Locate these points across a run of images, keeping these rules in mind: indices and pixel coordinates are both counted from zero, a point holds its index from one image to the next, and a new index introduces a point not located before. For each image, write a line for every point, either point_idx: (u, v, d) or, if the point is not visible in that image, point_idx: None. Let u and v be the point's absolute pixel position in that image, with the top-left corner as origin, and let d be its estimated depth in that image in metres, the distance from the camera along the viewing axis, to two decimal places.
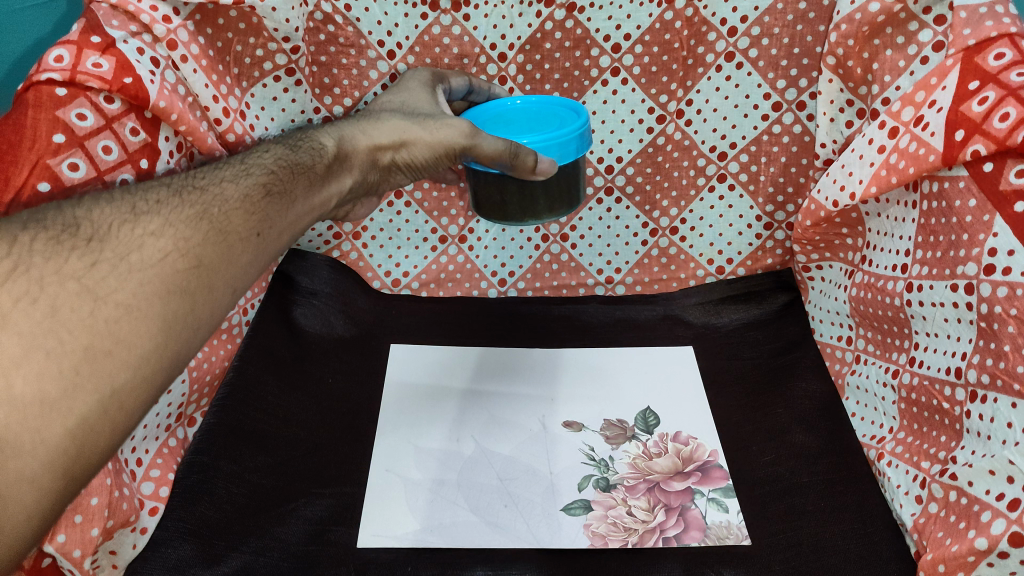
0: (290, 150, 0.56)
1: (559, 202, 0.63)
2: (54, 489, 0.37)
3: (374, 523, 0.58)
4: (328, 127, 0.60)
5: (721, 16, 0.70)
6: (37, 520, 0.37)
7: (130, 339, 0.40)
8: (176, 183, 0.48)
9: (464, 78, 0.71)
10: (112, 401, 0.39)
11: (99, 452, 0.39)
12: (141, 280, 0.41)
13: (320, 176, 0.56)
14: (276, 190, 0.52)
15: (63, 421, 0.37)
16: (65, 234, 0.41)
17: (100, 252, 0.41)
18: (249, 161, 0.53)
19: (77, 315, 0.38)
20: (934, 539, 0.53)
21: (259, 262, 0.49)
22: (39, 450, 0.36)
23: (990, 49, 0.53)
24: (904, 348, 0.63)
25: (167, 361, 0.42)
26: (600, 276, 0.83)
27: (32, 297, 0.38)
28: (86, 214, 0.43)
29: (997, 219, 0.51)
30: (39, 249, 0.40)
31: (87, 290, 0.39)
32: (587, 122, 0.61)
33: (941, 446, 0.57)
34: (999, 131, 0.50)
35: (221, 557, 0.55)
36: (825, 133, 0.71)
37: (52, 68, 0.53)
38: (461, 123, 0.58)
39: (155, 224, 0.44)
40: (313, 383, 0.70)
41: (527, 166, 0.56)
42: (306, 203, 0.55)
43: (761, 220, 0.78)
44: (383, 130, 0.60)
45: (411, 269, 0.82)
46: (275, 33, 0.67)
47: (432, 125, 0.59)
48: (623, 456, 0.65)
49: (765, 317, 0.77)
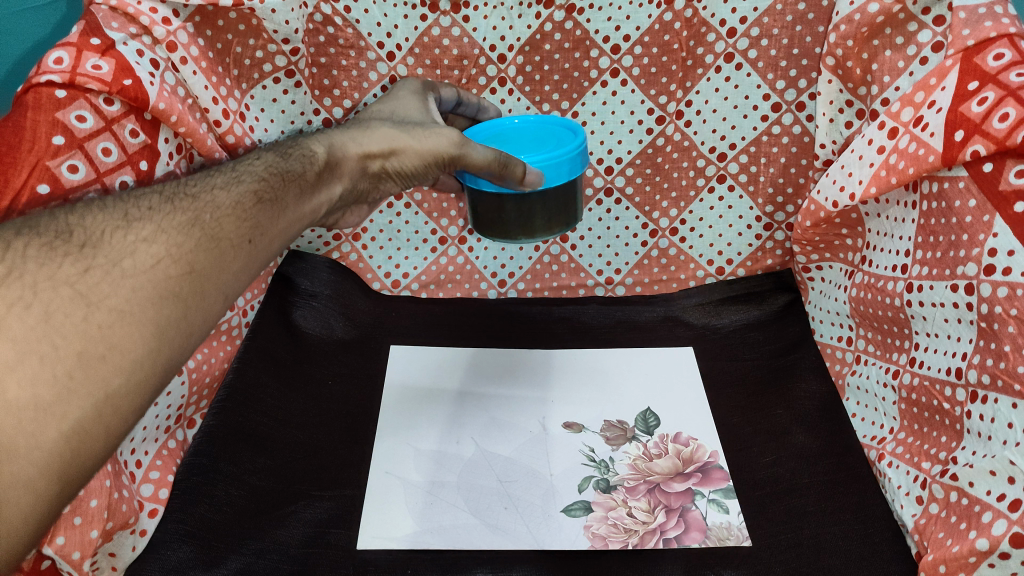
0: (281, 157, 0.56)
1: (554, 220, 0.63)
2: (49, 493, 0.37)
3: (373, 525, 0.58)
4: (318, 134, 0.60)
5: (721, 17, 0.70)
6: (32, 525, 0.37)
7: (125, 345, 0.40)
8: (168, 190, 0.48)
9: (453, 89, 0.70)
10: (106, 405, 0.39)
11: (95, 456, 0.39)
12: (134, 287, 0.41)
13: (312, 183, 0.56)
14: (267, 197, 0.52)
15: (58, 425, 0.37)
16: (58, 241, 0.41)
17: (93, 258, 0.41)
18: (240, 168, 0.53)
19: (70, 321, 0.38)
20: (935, 539, 0.53)
21: (250, 268, 0.49)
22: (34, 454, 0.36)
23: (990, 49, 0.53)
24: (904, 349, 0.63)
25: (161, 366, 0.42)
26: (600, 276, 0.83)
27: (26, 302, 0.38)
28: (79, 220, 0.43)
29: (996, 219, 0.51)
30: (33, 254, 0.40)
31: (80, 295, 0.39)
32: (583, 143, 0.61)
33: (942, 446, 0.56)
34: (999, 131, 0.50)
35: (221, 559, 0.55)
36: (825, 134, 0.71)
37: (52, 70, 0.53)
38: (451, 133, 0.59)
39: (148, 230, 0.44)
40: (313, 384, 0.70)
41: (516, 175, 0.57)
42: (298, 210, 0.55)
43: (761, 221, 0.78)
44: (373, 138, 0.60)
45: (411, 270, 0.82)
46: (275, 34, 0.67)
47: (421, 134, 0.60)
48: (624, 456, 0.65)
49: (766, 317, 0.77)
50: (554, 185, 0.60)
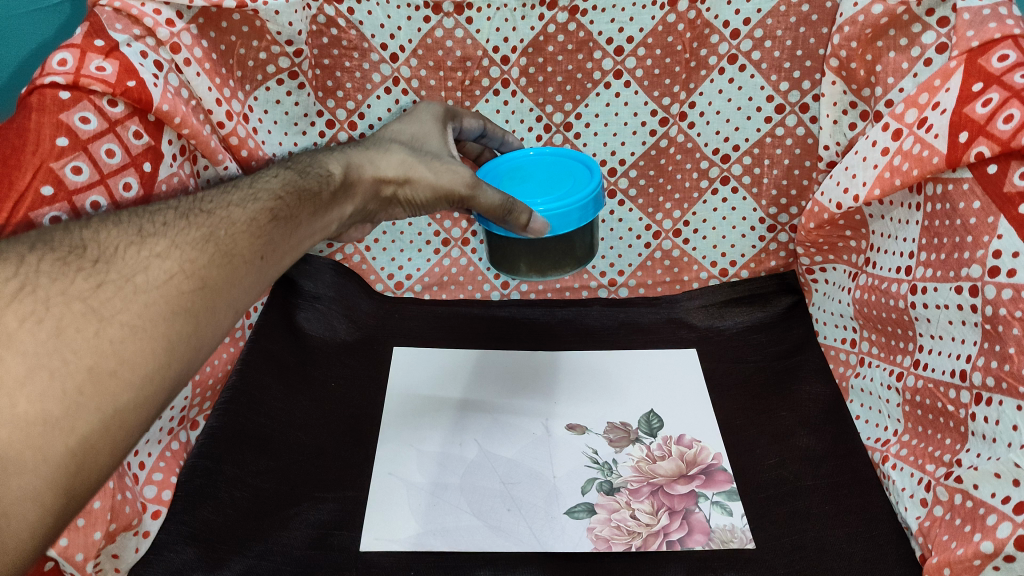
0: (298, 175, 0.56)
1: (564, 259, 0.63)
2: (56, 507, 0.37)
3: (377, 527, 0.59)
4: (335, 152, 0.60)
5: (725, 18, 0.70)
6: (39, 538, 0.37)
7: (135, 360, 0.40)
8: (184, 207, 0.49)
9: (478, 120, 0.70)
10: (115, 419, 0.39)
11: (100, 469, 0.39)
12: (146, 302, 0.41)
13: (325, 203, 0.57)
14: (282, 215, 0.52)
15: (65, 439, 0.37)
16: (72, 256, 0.42)
17: (106, 273, 0.42)
18: (257, 185, 0.54)
19: (82, 335, 0.39)
20: (940, 542, 0.53)
21: (260, 283, 0.50)
22: (42, 468, 0.36)
23: (994, 50, 0.53)
24: (909, 351, 0.62)
25: (170, 381, 0.42)
26: (603, 278, 0.82)
27: (38, 316, 0.38)
28: (94, 236, 0.44)
29: (1002, 221, 0.51)
30: (46, 269, 0.40)
31: (92, 310, 0.40)
32: (598, 186, 0.61)
33: (946, 449, 0.56)
34: (1004, 132, 0.49)
35: (225, 561, 0.55)
36: (828, 136, 0.71)
37: (56, 72, 0.53)
38: (466, 171, 0.60)
39: (162, 246, 0.44)
40: (316, 387, 0.70)
41: (518, 222, 0.57)
42: (310, 228, 0.56)
43: (765, 222, 0.78)
44: (389, 162, 0.61)
45: (414, 271, 0.82)
46: (278, 36, 0.67)
47: (438, 166, 0.61)
48: (627, 458, 0.65)
49: (770, 319, 0.76)
50: (560, 232, 0.60)
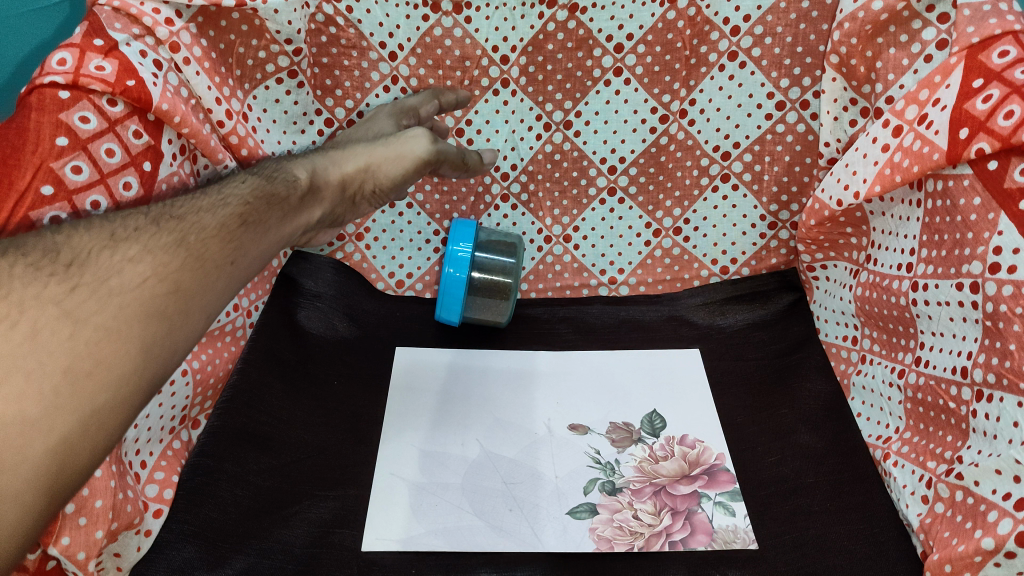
0: (266, 180, 0.57)
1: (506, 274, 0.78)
2: (39, 506, 0.38)
3: (378, 526, 0.59)
4: (300, 158, 0.62)
5: (724, 15, 0.70)
6: (23, 536, 0.38)
7: (111, 361, 0.41)
8: (155, 212, 0.50)
9: (434, 104, 0.73)
10: (93, 420, 0.40)
11: (83, 468, 0.40)
12: (121, 304, 0.43)
13: (295, 207, 0.57)
14: (252, 220, 0.53)
15: (44, 439, 0.38)
16: (45, 260, 0.43)
17: (80, 277, 0.43)
18: (226, 191, 0.54)
19: (57, 338, 0.40)
20: (941, 538, 0.53)
21: (234, 286, 0.50)
22: (22, 468, 0.37)
23: (995, 46, 0.53)
24: (910, 348, 0.62)
25: (147, 382, 0.43)
26: (603, 276, 0.81)
27: (13, 320, 0.39)
28: (66, 240, 0.45)
29: (1002, 217, 0.51)
30: (20, 273, 0.41)
31: (67, 313, 0.41)
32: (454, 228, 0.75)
33: (948, 446, 0.56)
34: (1004, 128, 0.49)
35: (226, 559, 0.56)
36: (829, 133, 0.70)
37: (55, 71, 0.53)
38: (421, 132, 0.66)
39: (135, 250, 0.45)
40: (320, 386, 0.70)
41: (475, 161, 0.74)
42: (281, 231, 0.56)
43: (766, 220, 0.78)
44: (349, 159, 0.63)
45: (415, 270, 0.81)
46: (277, 35, 0.67)
47: (395, 143, 0.65)
48: (629, 459, 0.64)
49: (770, 316, 0.76)
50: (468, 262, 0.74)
